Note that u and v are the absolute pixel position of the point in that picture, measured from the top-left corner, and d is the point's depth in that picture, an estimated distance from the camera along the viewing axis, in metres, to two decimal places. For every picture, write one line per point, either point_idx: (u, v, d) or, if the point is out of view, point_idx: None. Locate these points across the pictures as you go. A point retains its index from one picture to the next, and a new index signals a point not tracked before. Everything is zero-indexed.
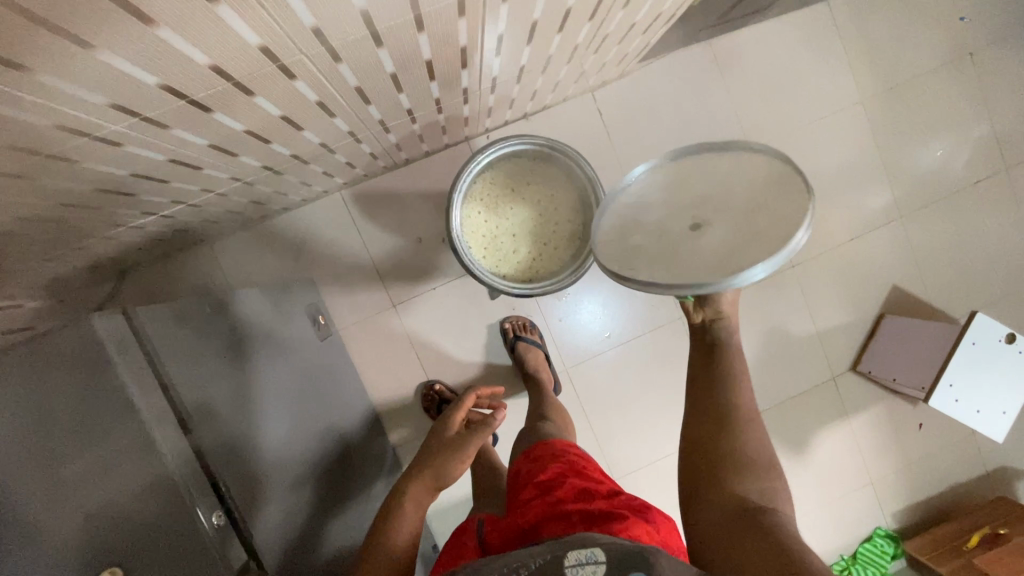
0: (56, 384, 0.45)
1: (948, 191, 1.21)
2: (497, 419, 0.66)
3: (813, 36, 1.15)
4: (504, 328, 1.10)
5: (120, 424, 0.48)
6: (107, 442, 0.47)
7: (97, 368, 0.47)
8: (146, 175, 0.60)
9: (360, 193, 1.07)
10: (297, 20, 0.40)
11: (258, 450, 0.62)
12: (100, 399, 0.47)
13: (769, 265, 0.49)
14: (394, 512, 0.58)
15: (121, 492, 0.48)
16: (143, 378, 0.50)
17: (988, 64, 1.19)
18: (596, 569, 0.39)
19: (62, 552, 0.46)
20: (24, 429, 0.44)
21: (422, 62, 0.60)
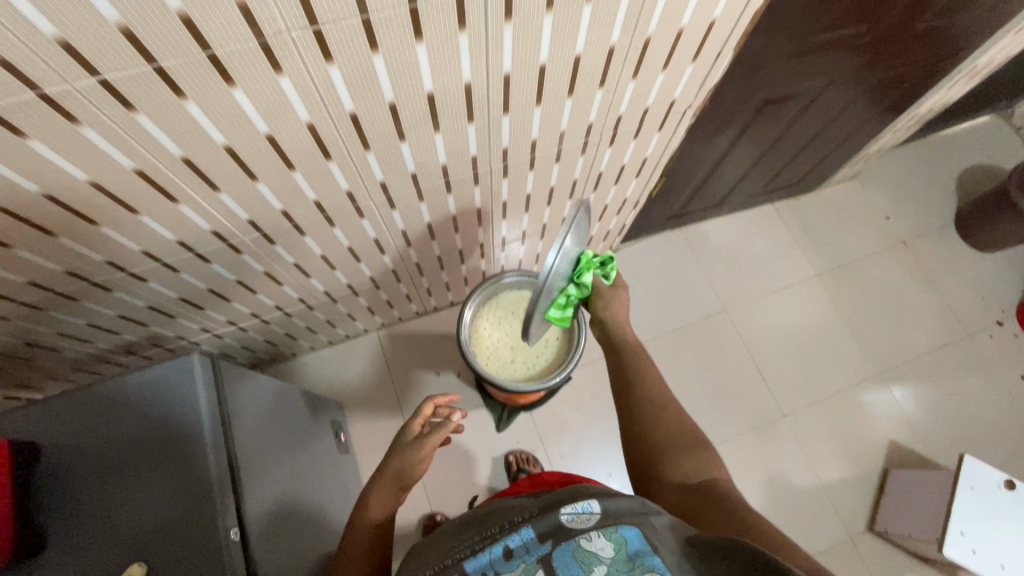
0: (152, 398, 0.61)
1: (917, 352, 1.33)
2: (450, 421, 0.73)
3: (768, 229, 1.44)
4: (507, 461, 1.17)
5: (186, 435, 0.60)
6: (171, 447, 0.59)
7: (182, 388, 0.61)
8: (244, 283, 0.83)
9: (393, 333, 1.28)
10: (373, 175, 0.68)
11: (272, 501, 0.69)
12: (178, 412, 0.60)
13: (552, 257, 0.66)
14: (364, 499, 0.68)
15: (167, 494, 0.58)
16: (212, 403, 0.62)
17: (921, 250, 1.43)
18: (589, 517, 0.46)
19: (116, 539, 0.56)
20: (125, 427, 0.60)
21: (449, 217, 0.87)
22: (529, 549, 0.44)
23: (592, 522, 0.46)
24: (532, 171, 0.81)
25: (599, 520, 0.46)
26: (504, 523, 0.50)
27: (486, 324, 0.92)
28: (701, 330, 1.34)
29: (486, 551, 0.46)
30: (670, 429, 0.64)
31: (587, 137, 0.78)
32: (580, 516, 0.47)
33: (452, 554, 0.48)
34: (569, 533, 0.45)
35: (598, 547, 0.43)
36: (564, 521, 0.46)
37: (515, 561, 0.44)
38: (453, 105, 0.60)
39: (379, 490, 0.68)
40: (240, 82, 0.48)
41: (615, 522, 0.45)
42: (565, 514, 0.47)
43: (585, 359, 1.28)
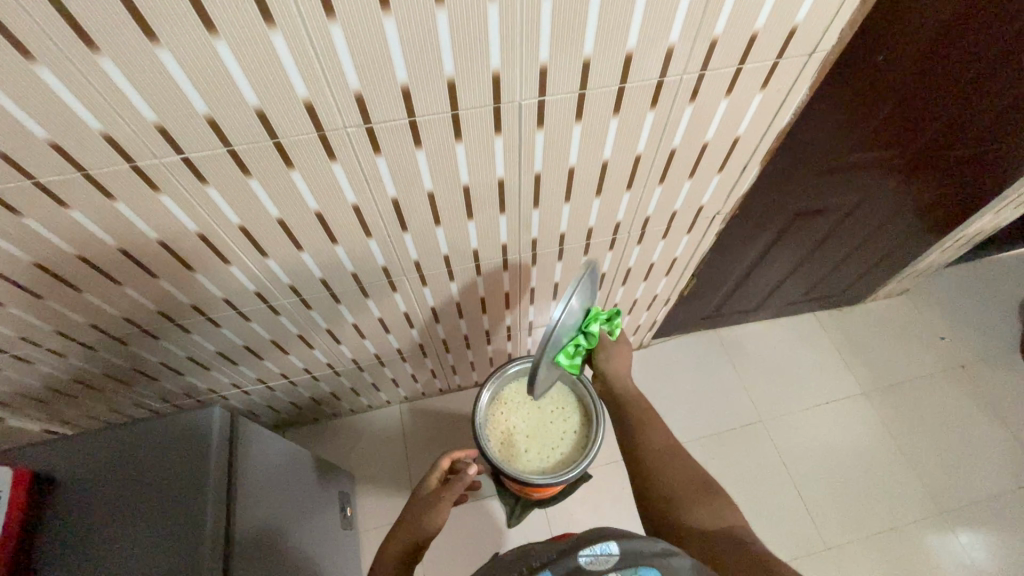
0: (169, 442, 0.63)
1: (985, 490, 1.18)
2: (467, 475, 0.75)
3: (809, 339, 1.39)
4: None
5: (191, 483, 0.60)
6: (174, 494, 0.60)
7: (198, 437, 0.63)
8: (279, 344, 0.87)
9: (414, 408, 1.28)
10: (408, 254, 0.73)
11: (265, 566, 0.67)
12: (188, 461, 0.62)
13: (561, 306, 0.65)
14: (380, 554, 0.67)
15: (161, 542, 0.57)
16: (220, 455, 0.63)
17: (983, 375, 1.32)
18: (609, 558, 0.41)
19: None
20: (137, 468, 0.61)
21: (477, 299, 0.90)
22: None
23: (612, 564, 0.41)
24: (560, 261, 0.84)
25: (619, 562, 0.41)
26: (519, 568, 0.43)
27: (503, 410, 0.91)
28: (735, 439, 1.26)
29: None
30: (680, 477, 0.63)
31: (615, 234, 0.81)
32: (599, 559, 0.41)
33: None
34: None
35: None
36: (582, 564, 0.41)
37: None
38: (486, 196, 0.65)
39: (396, 543, 0.68)
40: (299, 166, 0.54)
41: (634, 564, 0.41)
42: (583, 556, 0.42)
43: (608, 458, 1.22)
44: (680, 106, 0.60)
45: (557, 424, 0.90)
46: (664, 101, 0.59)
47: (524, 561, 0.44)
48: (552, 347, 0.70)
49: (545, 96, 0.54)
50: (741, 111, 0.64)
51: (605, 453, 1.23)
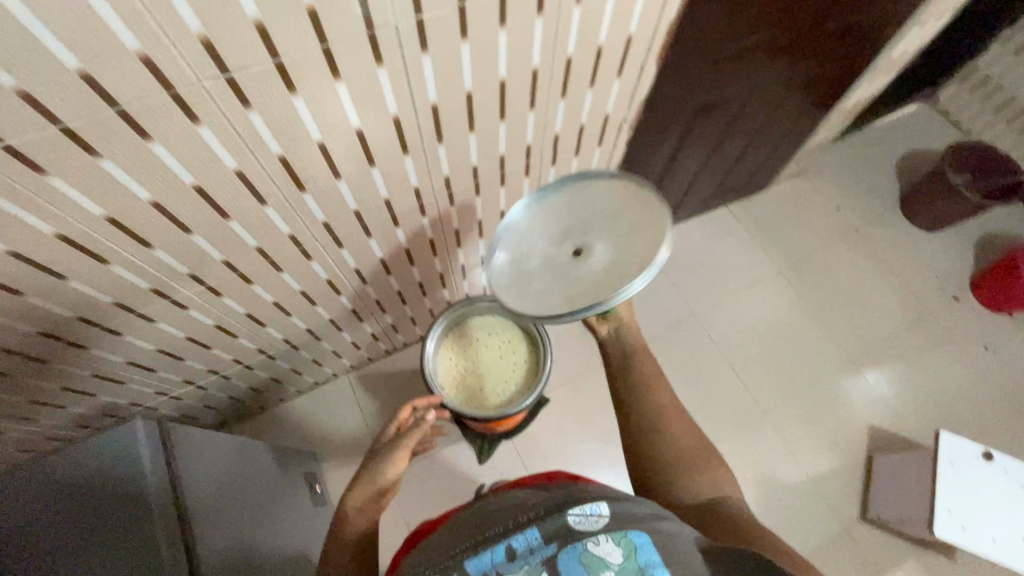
0: (94, 463, 0.57)
1: (884, 333, 1.35)
2: (424, 423, 0.74)
3: (725, 232, 1.47)
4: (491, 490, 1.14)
5: (132, 500, 0.56)
6: (113, 514, 0.56)
7: (128, 454, 0.58)
8: (197, 340, 0.81)
9: (363, 374, 1.26)
10: (315, 216, 0.68)
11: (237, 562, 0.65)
12: (122, 481, 0.57)
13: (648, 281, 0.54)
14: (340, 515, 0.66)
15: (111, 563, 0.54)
16: (158, 467, 0.59)
17: (874, 235, 1.47)
18: (598, 519, 0.43)
19: None
20: (63, 496, 0.56)
21: (402, 251, 0.86)
22: (532, 552, 0.42)
23: (600, 525, 0.43)
24: (478, 197, 0.82)
25: (609, 523, 0.43)
26: (507, 521, 0.47)
27: (452, 355, 0.91)
28: (674, 337, 1.35)
29: (484, 551, 0.43)
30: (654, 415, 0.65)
31: (528, 158, 0.79)
32: (588, 518, 0.43)
33: (446, 555, 0.45)
34: (576, 535, 0.42)
35: (605, 552, 0.40)
36: (573, 523, 0.43)
37: (519, 562, 0.41)
38: (385, 138, 0.61)
39: (354, 500, 0.67)
40: (158, 135, 0.47)
41: (624, 528, 0.42)
42: (573, 514, 0.44)
43: (562, 379, 1.27)
44: (566, 9, 0.57)
45: (507, 358, 0.91)
46: (550, 6, 0.55)
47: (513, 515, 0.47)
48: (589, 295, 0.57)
49: (422, 15, 0.49)
50: (629, 6, 0.62)
51: (558, 376, 1.27)
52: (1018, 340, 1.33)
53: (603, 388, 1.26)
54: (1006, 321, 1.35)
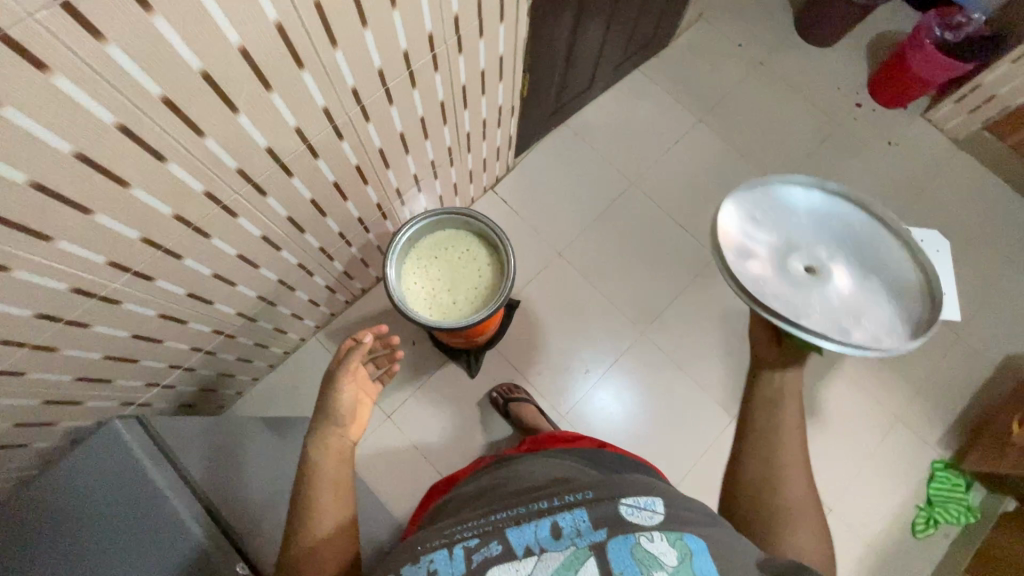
0: (89, 456, 0.63)
1: (804, 153, 1.43)
2: (359, 343, 0.73)
3: (643, 94, 1.46)
4: (493, 395, 1.18)
5: (129, 470, 0.63)
6: (115, 485, 0.62)
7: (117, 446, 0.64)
8: (146, 336, 0.75)
9: (331, 330, 1.23)
10: (225, 163, 0.61)
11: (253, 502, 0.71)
12: (118, 463, 0.63)
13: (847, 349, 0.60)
14: (308, 466, 0.61)
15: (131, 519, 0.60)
16: (143, 440, 0.65)
17: (778, 63, 1.51)
18: (651, 515, 0.47)
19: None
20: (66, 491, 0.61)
21: (330, 185, 0.81)
22: (581, 533, 0.46)
23: (654, 521, 0.47)
24: (393, 106, 0.77)
25: (661, 521, 0.47)
26: (554, 497, 0.51)
27: (416, 279, 0.90)
28: (622, 209, 1.36)
29: (532, 523, 0.48)
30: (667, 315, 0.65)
31: (432, 50, 0.74)
32: (641, 512, 0.48)
33: (489, 518, 0.51)
34: (628, 527, 0.46)
35: (659, 550, 0.45)
36: (625, 513, 0.47)
37: (565, 540, 0.46)
38: (273, 53, 0.54)
39: (317, 439, 0.64)
40: (7, 98, 0.40)
41: (679, 530, 0.46)
42: (626, 506, 0.48)
43: (525, 279, 1.29)
44: None
45: (470, 267, 0.91)
46: None
47: (561, 493, 0.51)
48: (801, 309, 0.63)
49: None
50: None
51: (522, 277, 1.29)
52: (915, 130, 1.45)
53: (566, 276, 1.29)
54: (902, 115, 1.46)
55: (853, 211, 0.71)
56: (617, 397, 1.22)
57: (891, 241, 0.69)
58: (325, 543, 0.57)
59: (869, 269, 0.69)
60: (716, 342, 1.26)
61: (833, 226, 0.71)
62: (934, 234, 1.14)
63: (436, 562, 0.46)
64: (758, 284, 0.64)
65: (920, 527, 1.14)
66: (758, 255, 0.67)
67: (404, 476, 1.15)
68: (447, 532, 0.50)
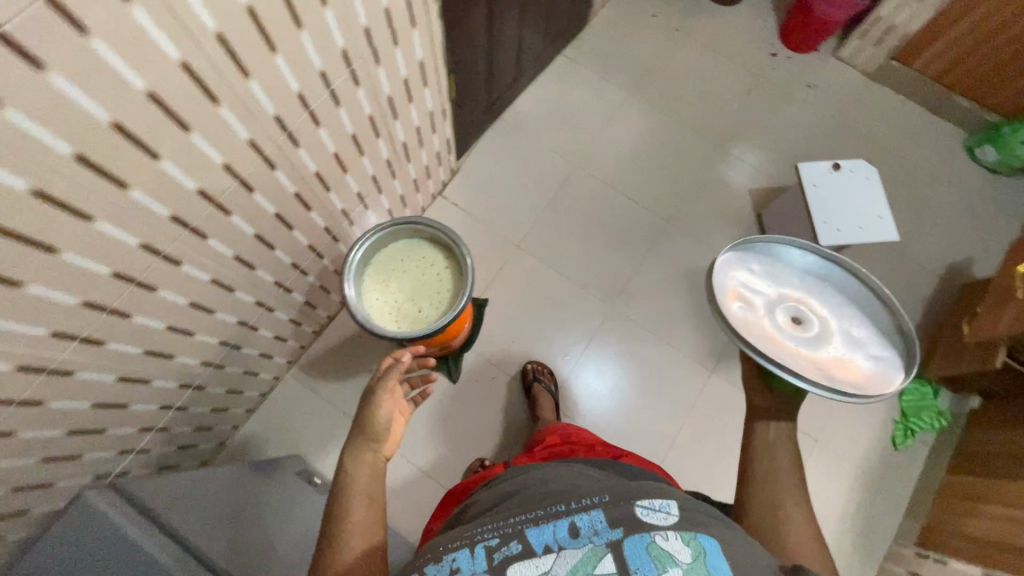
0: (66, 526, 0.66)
1: (732, 108, 1.48)
2: (400, 360, 0.67)
3: (570, 77, 1.48)
4: (527, 365, 1.22)
5: (107, 529, 0.65)
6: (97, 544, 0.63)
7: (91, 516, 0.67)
8: (107, 402, 0.72)
9: (304, 363, 1.21)
10: (155, 212, 0.60)
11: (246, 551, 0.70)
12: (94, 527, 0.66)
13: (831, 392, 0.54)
14: (342, 479, 0.56)
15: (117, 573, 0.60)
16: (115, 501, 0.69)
17: (691, 28, 1.56)
18: (667, 516, 0.48)
19: None
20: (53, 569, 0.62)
21: (272, 216, 0.80)
22: (597, 532, 0.47)
23: (670, 522, 0.47)
24: (320, 127, 0.76)
25: (677, 521, 0.47)
26: (570, 501, 0.52)
27: (378, 294, 0.89)
28: (570, 191, 1.38)
29: (551, 524, 0.49)
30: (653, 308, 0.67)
31: (348, 66, 0.74)
32: (657, 513, 0.48)
33: (510, 519, 0.51)
34: (644, 527, 0.47)
35: (674, 548, 0.45)
36: (641, 513, 0.48)
37: (583, 540, 0.47)
38: (182, 92, 0.53)
39: (353, 454, 0.59)
40: None
41: (693, 530, 0.46)
42: (642, 506, 0.48)
43: (489, 276, 1.30)
44: None
45: (429, 273, 0.91)
46: None
47: (578, 498, 0.52)
48: (789, 355, 0.57)
49: None
50: None
51: (485, 276, 1.30)
52: (828, 70, 1.53)
53: (528, 267, 1.31)
54: (815, 58, 1.54)
55: (846, 281, 0.65)
56: (601, 373, 1.24)
57: (885, 311, 0.62)
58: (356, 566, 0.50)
59: (858, 340, 0.62)
60: (682, 303, 1.29)
61: (825, 298, 0.65)
62: (862, 163, 1.20)
63: (457, 561, 0.47)
64: (744, 327, 0.58)
65: (899, 439, 1.20)
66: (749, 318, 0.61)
67: (405, 493, 1.14)
68: (469, 533, 0.50)
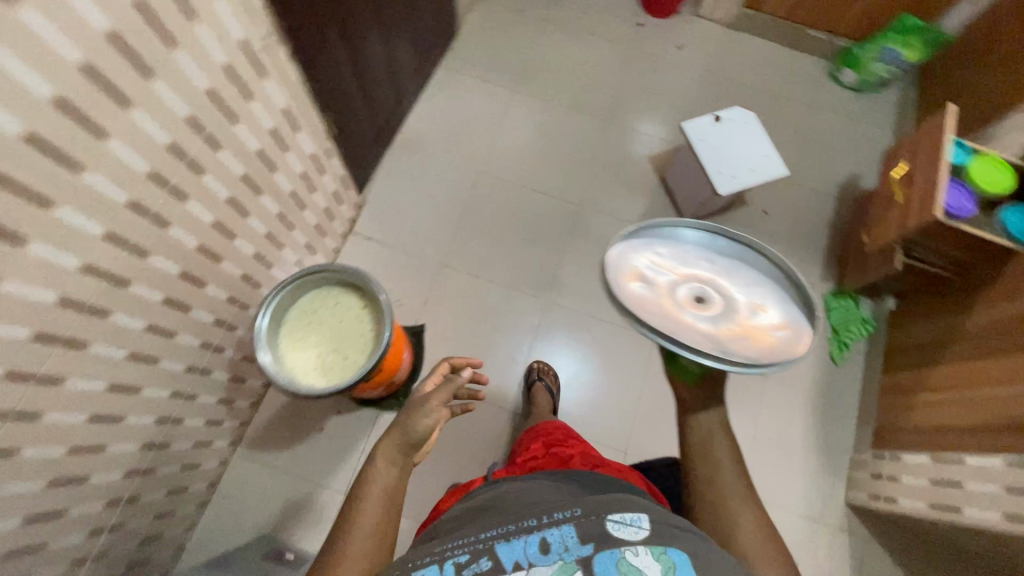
0: None
1: (614, 83, 1.52)
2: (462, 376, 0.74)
3: (453, 86, 1.48)
4: (534, 364, 1.22)
5: None
6: None
7: None
8: (17, 548, 0.66)
9: (248, 439, 1.15)
10: (14, 337, 0.55)
11: None
12: None
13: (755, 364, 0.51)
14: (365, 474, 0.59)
15: None
16: None
17: (558, 15, 1.60)
18: (637, 531, 0.48)
19: None
20: None
21: (162, 304, 0.75)
22: (567, 549, 0.47)
23: (639, 537, 0.48)
24: (189, 200, 0.72)
25: (647, 536, 0.48)
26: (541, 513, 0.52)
27: (299, 353, 0.86)
28: (480, 198, 1.38)
29: (521, 538, 0.48)
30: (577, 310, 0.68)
31: (202, 133, 0.70)
32: (628, 528, 0.48)
33: (479, 534, 0.50)
34: (614, 544, 0.47)
35: (642, 563, 0.46)
36: (610, 529, 0.48)
37: (553, 556, 0.47)
38: (6, 205, 0.49)
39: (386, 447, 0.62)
40: None
41: (664, 544, 0.47)
42: (613, 521, 0.49)
43: (419, 301, 1.28)
44: None
45: (348, 319, 0.88)
46: None
47: (551, 509, 0.52)
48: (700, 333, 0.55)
49: None
50: None
51: (415, 301, 1.28)
52: (692, 29, 1.60)
53: (457, 282, 1.30)
54: (679, 20, 1.61)
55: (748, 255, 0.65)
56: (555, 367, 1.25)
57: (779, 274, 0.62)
58: (359, 560, 0.51)
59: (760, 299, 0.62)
60: None
61: (734, 276, 0.64)
62: (739, 110, 1.26)
63: None
64: (653, 313, 0.55)
65: (836, 355, 1.27)
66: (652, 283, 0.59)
67: None
68: (438, 548, 0.49)
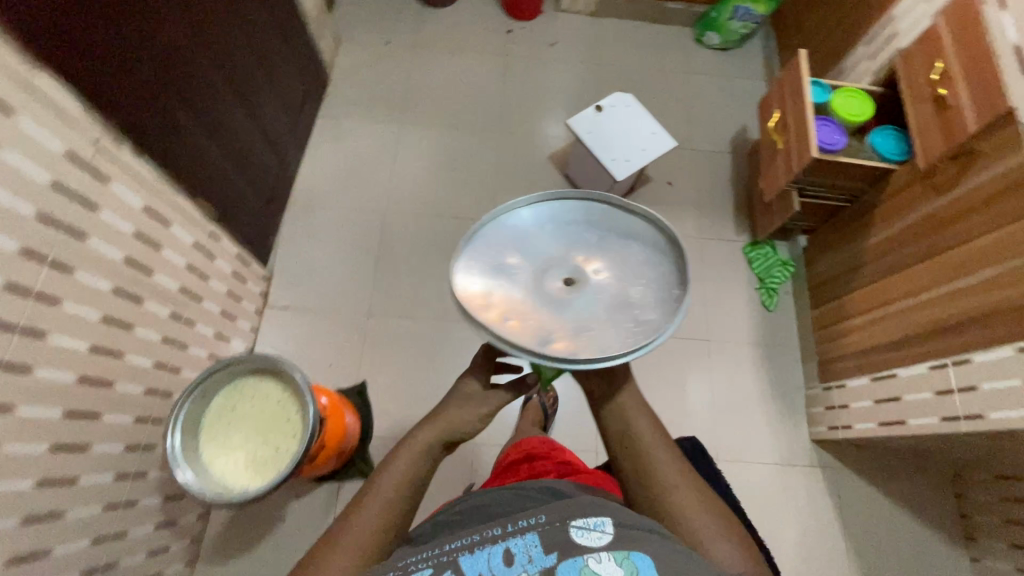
0: None
1: (497, 93, 1.53)
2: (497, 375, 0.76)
3: (338, 132, 1.44)
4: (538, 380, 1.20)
5: None
6: None
7: None
8: None
9: (203, 552, 1.07)
10: None
11: None
12: None
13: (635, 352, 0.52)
14: (388, 464, 0.58)
15: None
16: None
17: (427, 39, 1.59)
18: (602, 535, 0.48)
19: None
20: None
21: (51, 452, 0.68)
22: (530, 560, 0.47)
23: (603, 541, 0.48)
24: (50, 336, 0.66)
25: (611, 541, 0.48)
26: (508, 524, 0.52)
27: (226, 458, 0.80)
28: (392, 238, 1.34)
29: (485, 551, 0.49)
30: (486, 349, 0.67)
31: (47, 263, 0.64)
32: (591, 533, 0.49)
33: (443, 547, 0.50)
34: (578, 550, 0.47)
35: (604, 568, 0.45)
36: (575, 535, 0.49)
37: (516, 567, 0.47)
38: None
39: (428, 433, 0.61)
40: None
41: (627, 547, 0.47)
42: (577, 527, 0.49)
43: (354, 359, 1.23)
44: None
45: (270, 407, 0.83)
46: None
47: (519, 518, 0.52)
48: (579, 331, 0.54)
49: None
50: None
51: (350, 360, 1.23)
52: (559, 25, 1.63)
53: (388, 329, 1.26)
54: (544, 18, 1.63)
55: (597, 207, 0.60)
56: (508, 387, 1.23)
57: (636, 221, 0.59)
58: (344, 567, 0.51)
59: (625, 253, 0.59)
60: None
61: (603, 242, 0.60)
62: (617, 95, 1.29)
63: None
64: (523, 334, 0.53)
65: (767, 302, 1.31)
66: (513, 280, 0.57)
67: None
68: (400, 562, 0.48)
